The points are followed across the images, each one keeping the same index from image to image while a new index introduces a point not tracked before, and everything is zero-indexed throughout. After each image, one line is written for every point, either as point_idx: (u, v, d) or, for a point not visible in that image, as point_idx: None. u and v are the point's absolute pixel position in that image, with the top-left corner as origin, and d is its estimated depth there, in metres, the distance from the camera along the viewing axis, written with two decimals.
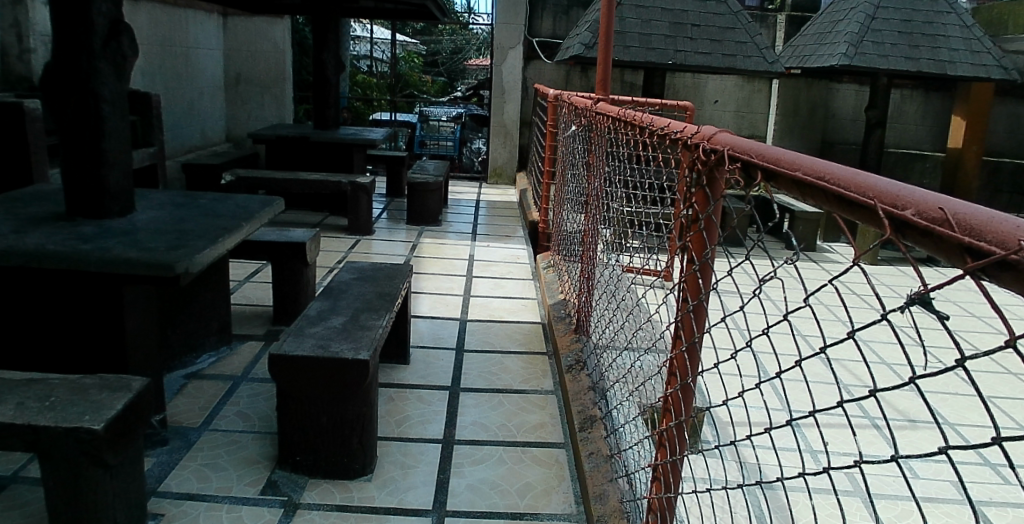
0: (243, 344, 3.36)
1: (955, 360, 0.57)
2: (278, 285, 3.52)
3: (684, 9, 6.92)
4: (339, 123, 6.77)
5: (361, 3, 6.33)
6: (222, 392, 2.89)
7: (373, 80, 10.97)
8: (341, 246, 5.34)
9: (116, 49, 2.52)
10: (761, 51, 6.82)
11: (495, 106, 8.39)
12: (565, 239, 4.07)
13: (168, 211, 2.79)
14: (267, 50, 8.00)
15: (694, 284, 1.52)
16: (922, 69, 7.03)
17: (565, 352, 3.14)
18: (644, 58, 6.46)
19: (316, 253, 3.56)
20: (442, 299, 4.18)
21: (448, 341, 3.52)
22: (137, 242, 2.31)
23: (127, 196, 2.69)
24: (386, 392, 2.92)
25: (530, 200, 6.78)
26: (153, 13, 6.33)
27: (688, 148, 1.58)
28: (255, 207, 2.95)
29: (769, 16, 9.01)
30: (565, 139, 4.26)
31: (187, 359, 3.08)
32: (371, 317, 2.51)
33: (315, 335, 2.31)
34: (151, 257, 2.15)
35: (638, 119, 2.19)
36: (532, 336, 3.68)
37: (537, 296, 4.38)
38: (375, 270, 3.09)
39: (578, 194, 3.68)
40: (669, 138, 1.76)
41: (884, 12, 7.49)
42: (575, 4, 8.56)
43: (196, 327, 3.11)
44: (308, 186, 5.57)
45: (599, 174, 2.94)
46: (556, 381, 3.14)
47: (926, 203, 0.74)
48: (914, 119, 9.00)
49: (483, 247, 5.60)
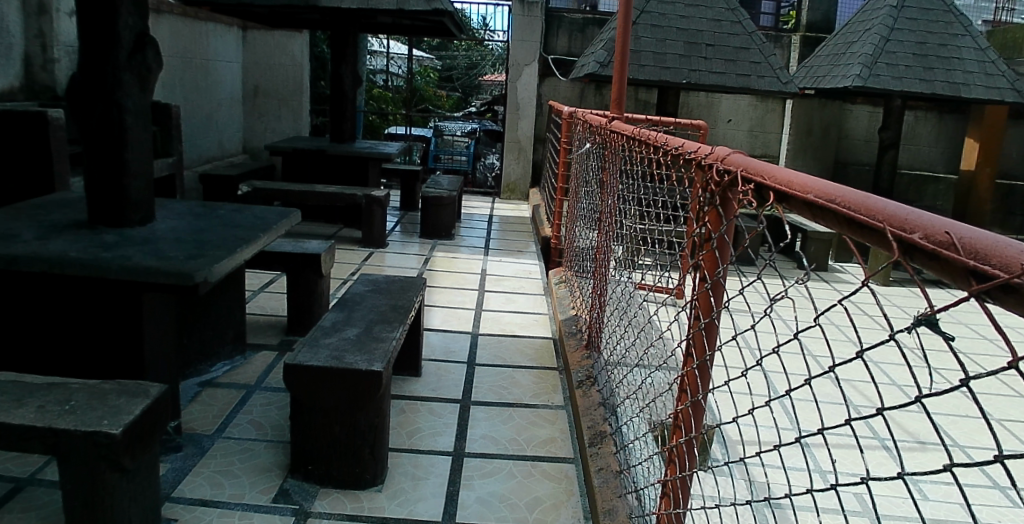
0: (257, 354, 3.40)
1: (959, 381, 0.58)
2: (293, 295, 3.57)
3: (698, 29, 6.99)
4: (355, 136, 6.89)
5: (379, 19, 6.45)
6: (235, 400, 2.93)
7: (387, 94, 11.20)
8: (354, 258, 5.39)
9: (140, 62, 2.60)
10: (775, 72, 6.86)
11: (510, 122, 8.49)
12: (577, 255, 4.12)
13: (187, 221, 2.85)
14: (285, 64, 8.15)
15: (705, 300, 1.53)
16: (936, 91, 7.04)
17: (575, 368, 3.16)
18: (658, 77, 6.52)
19: (331, 265, 3.62)
20: (455, 312, 4.20)
21: (459, 354, 3.54)
22: (158, 251, 2.36)
23: (146, 205, 2.75)
24: (398, 404, 2.93)
25: (542, 215, 6.82)
26: (174, 27, 6.48)
27: (702, 168, 1.60)
28: (272, 218, 3.00)
29: (783, 36, 9.10)
30: (578, 156, 4.32)
31: (202, 366, 3.11)
32: (384, 329, 2.54)
33: (330, 346, 2.34)
34: (169, 266, 2.20)
35: (652, 139, 2.22)
36: (542, 351, 3.69)
37: (548, 311, 4.40)
38: (389, 283, 3.12)
39: (591, 211, 3.71)
40: (683, 158, 1.78)
41: (899, 34, 7.53)
42: (590, 23, 8.68)
43: (211, 334, 3.14)
44: (324, 198, 5.63)
45: (612, 192, 3.02)
46: (566, 396, 3.15)
47: (934, 227, 0.76)
48: (927, 140, 9.00)
49: (495, 262, 5.64)
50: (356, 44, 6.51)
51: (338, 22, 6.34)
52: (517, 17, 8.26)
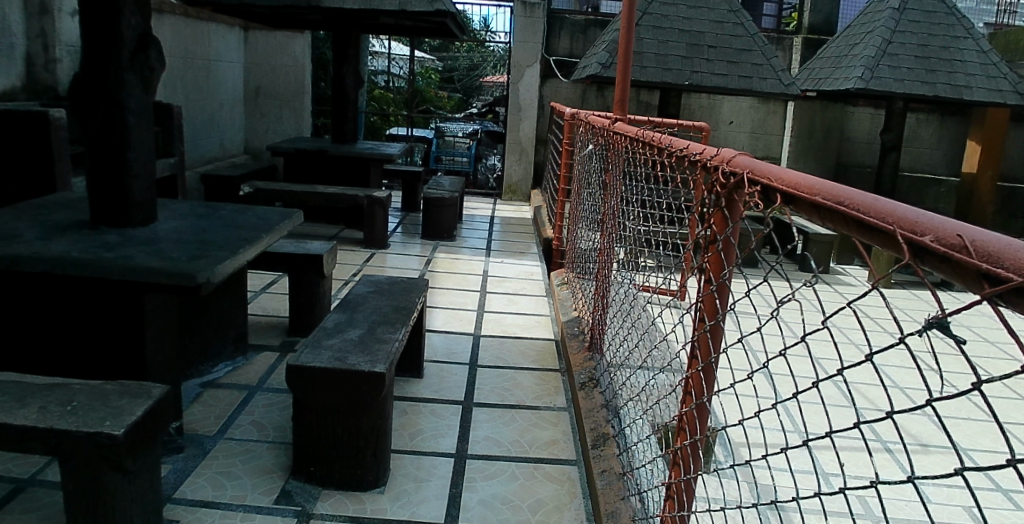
0: (258, 355, 3.39)
1: (974, 385, 0.57)
2: (295, 296, 3.56)
3: (700, 30, 6.98)
4: (357, 137, 6.89)
5: (381, 20, 6.45)
6: (237, 401, 2.93)
7: (388, 95, 11.23)
8: (356, 259, 5.39)
9: (143, 62, 2.59)
10: (777, 73, 6.87)
11: (512, 123, 8.48)
12: (579, 257, 4.11)
13: (189, 221, 2.85)
14: (287, 65, 8.15)
15: (711, 302, 1.52)
16: (938, 93, 7.04)
17: (578, 370, 3.15)
18: (660, 78, 6.52)
19: (333, 266, 3.61)
20: (456, 314, 4.20)
21: (461, 356, 3.53)
22: (161, 251, 2.36)
23: (149, 205, 2.74)
24: (400, 405, 2.93)
25: (544, 217, 6.82)
26: (176, 27, 6.48)
27: (707, 170, 1.59)
28: (274, 219, 2.99)
29: (785, 38, 9.11)
30: (580, 158, 4.31)
31: (204, 367, 3.11)
32: (387, 330, 2.54)
33: (332, 347, 2.33)
34: (172, 267, 2.20)
35: (656, 141, 2.22)
36: (544, 353, 3.68)
37: (550, 313, 4.39)
38: (391, 284, 3.12)
39: (593, 213, 3.71)
40: (688, 159, 1.77)
41: (901, 37, 7.53)
42: (592, 24, 8.68)
43: (213, 335, 3.13)
44: (326, 199, 5.63)
45: (615, 194, 3.02)
46: (568, 398, 3.14)
47: (946, 229, 0.76)
48: (929, 142, 9.00)
49: (497, 263, 5.63)
50: (358, 44, 6.51)
51: (339, 23, 6.34)
52: (519, 18, 8.26)
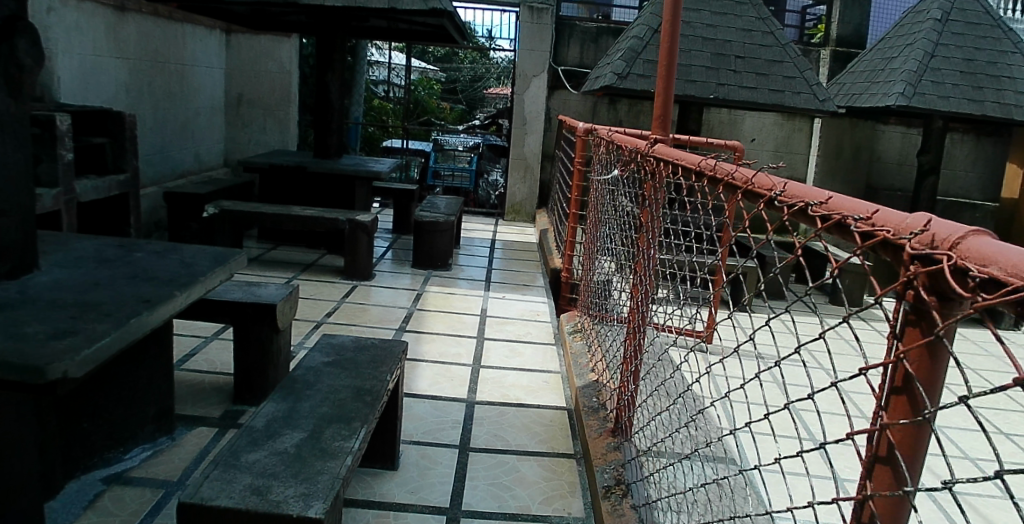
0: (189, 432, 2.65)
1: None
2: (240, 355, 2.82)
3: (726, 39, 6.29)
4: (342, 151, 6.18)
5: (371, 23, 5.75)
6: (147, 507, 2.18)
7: (387, 105, 10.55)
8: (334, 293, 4.65)
9: (8, 56, 1.87)
10: (811, 88, 6.16)
11: (516, 137, 7.81)
12: (597, 299, 3.41)
13: (85, 270, 2.11)
14: (272, 71, 7.46)
15: (894, 506, 0.82)
16: (988, 113, 6.34)
17: (599, 465, 2.41)
18: (683, 91, 5.81)
19: (290, 317, 2.88)
20: (446, 370, 3.45)
21: (450, 434, 2.79)
22: (12, 325, 1.63)
23: (21, 250, 1.97)
24: (363, 517, 2.18)
25: (552, 243, 6.10)
26: (143, 26, 5.80)
27: (891, 250, 0.84)
28: (203, 265, 2.27)
29: (812, 50, 8.45)
30: (598, 182, 3.60)
31: (111, 455, 2.38)
32: (338, 435, 1.79)
33: (254, 469, 1.60)
34: (9, 356, 1.45)
35: (741, 179, 1.47)
36: (554, 428, 2.93)
37: (559, 368, 3.64)
38: (358, 351, 2.38)
39: (619, 251, 2.99)
40: (824, 215, 1.02)
41: (944, 50, 6.85)
42: (605, 32, 8.01)
43: (127, 415, 2.41)
44: (301, 222, 4.91)
45: (653, 236, 2.30)
46: (587, 503, 2.39)
47: None
48: (964, 164, 8.30)
49: (497, 299, 4.90)
50: (344, 49, 5.80)
51: (324, 25, 5.65)
52: (524, 25, 7.59)
